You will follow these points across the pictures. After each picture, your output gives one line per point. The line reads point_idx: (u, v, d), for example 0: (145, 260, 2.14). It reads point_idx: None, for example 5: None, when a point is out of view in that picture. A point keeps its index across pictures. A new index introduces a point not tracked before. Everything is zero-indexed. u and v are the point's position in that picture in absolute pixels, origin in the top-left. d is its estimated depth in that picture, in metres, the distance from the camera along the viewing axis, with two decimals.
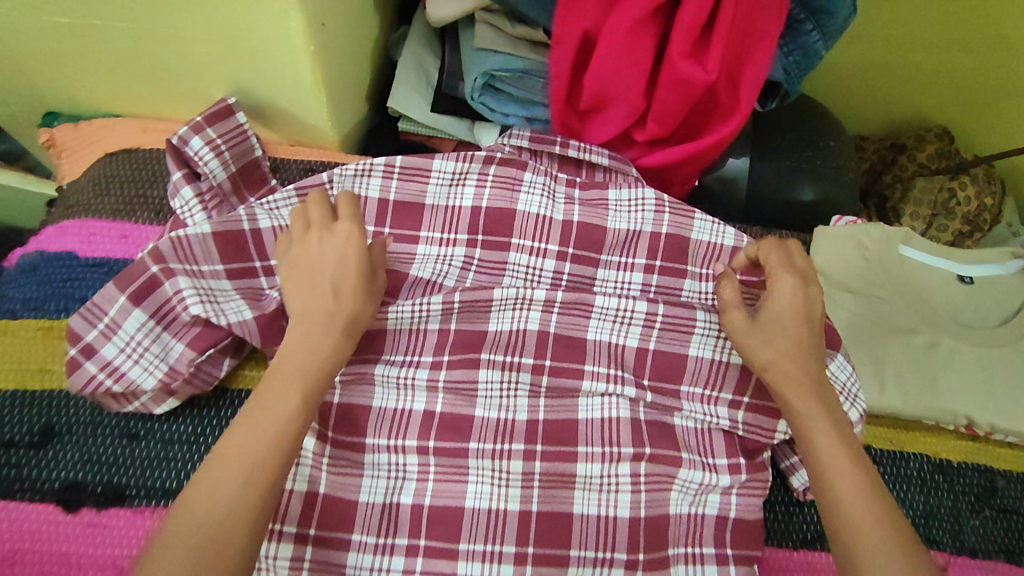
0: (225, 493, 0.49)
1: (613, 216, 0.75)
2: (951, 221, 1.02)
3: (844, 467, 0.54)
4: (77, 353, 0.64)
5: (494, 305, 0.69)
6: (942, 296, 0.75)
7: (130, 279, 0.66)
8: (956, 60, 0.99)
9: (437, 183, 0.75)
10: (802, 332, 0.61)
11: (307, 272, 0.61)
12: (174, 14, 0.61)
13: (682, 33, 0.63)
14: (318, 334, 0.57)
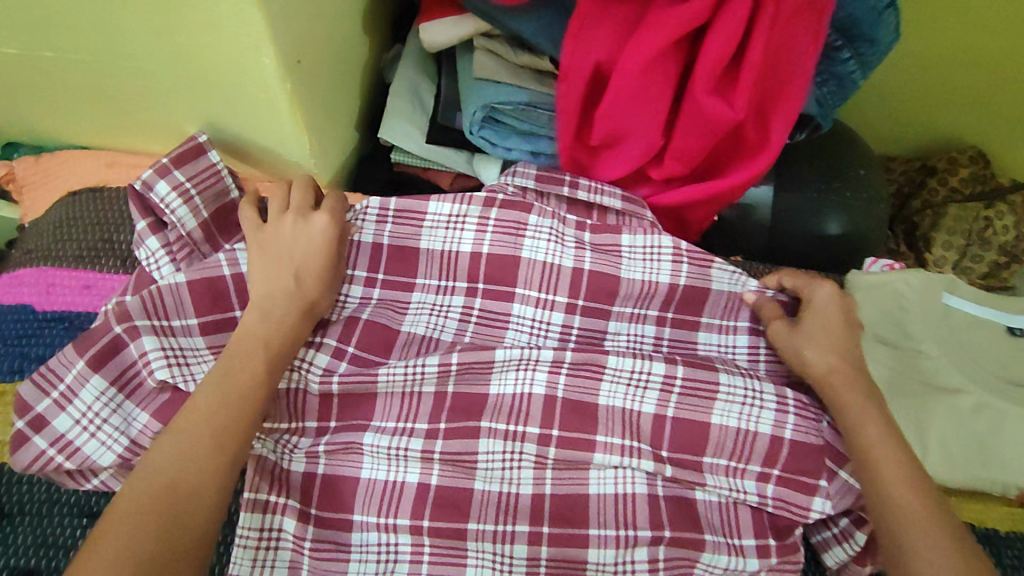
0: (193, 463, 0.49)
1: (626, 266, 0.67)
2: (986, 251, 0.95)
3: (890, 456, 0.53)
4: (25, 426, 0.57)
5: (496, 366, 0.62)
6: (991, 351, 0.68)
7: (91, 341, 0.59)
8: (998, 77, 0.91)
9: (433, 227, 0.67)
10: (844, 329, 0.60)
11: (275, 266, 0.59)
12: (132, 46, 0.54)
13: (707, 67, 0.55)
14: (274, 336, 0.57)
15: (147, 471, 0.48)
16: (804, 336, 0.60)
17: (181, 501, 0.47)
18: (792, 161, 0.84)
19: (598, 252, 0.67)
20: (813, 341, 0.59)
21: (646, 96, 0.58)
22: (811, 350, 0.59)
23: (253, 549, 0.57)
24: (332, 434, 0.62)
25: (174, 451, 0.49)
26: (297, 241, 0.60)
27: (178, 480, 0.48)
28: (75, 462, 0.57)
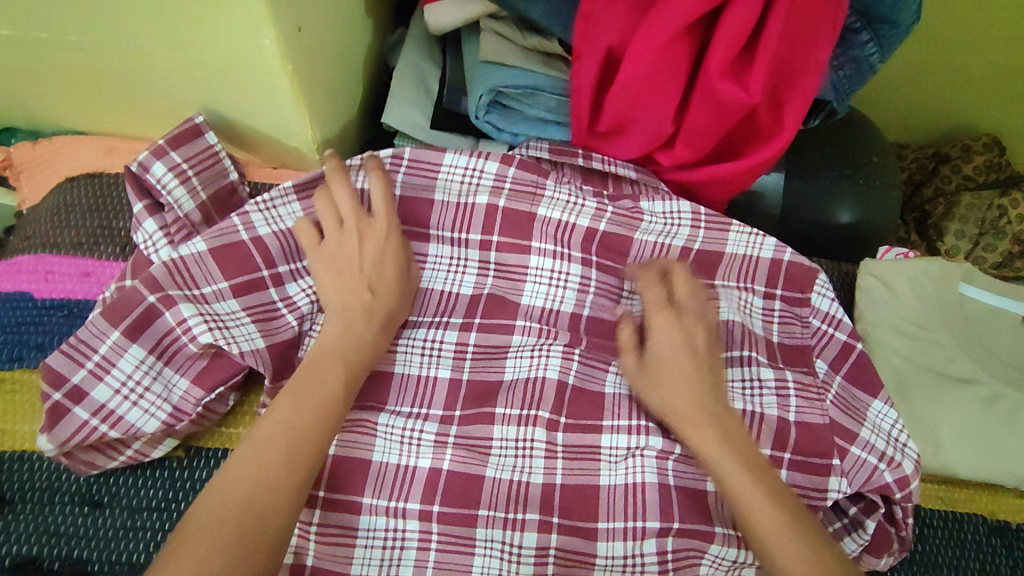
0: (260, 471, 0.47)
1: (643, 228, 0.66)
2: (1000, 240, 0.93)
3: (774, 526, 0.50)
4: (63, 398, 0.56)
5: (511, 352, 0.64)
6: (1005, 341, 0.66)
7: (124, 310, 0.57)
8: (1014, 62, 0.90)
9: (447, 178, 0.65)
10: (685, 374, 0.57)
11: (348, 279, 0.58)
12: (130, 28, 0.53)
13: (722, 50, 0.54)
14: (353, 349, 0.56)
15: (234, 472, 0.47)
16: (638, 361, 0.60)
17: (269, 506, 0.47)
18: (804, 148, 0.82)
19: (618, 212, 0.65)
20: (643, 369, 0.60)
21: (659, 80, 0.57)
22: (654, 393, 0.58)
23: None
24: (348, 409, 0.61)
25: (267, 454, 0.48)
26: (364, 248, 0.59)
27: (261, 485, 0.47)
28: (119, 431, 0.57)
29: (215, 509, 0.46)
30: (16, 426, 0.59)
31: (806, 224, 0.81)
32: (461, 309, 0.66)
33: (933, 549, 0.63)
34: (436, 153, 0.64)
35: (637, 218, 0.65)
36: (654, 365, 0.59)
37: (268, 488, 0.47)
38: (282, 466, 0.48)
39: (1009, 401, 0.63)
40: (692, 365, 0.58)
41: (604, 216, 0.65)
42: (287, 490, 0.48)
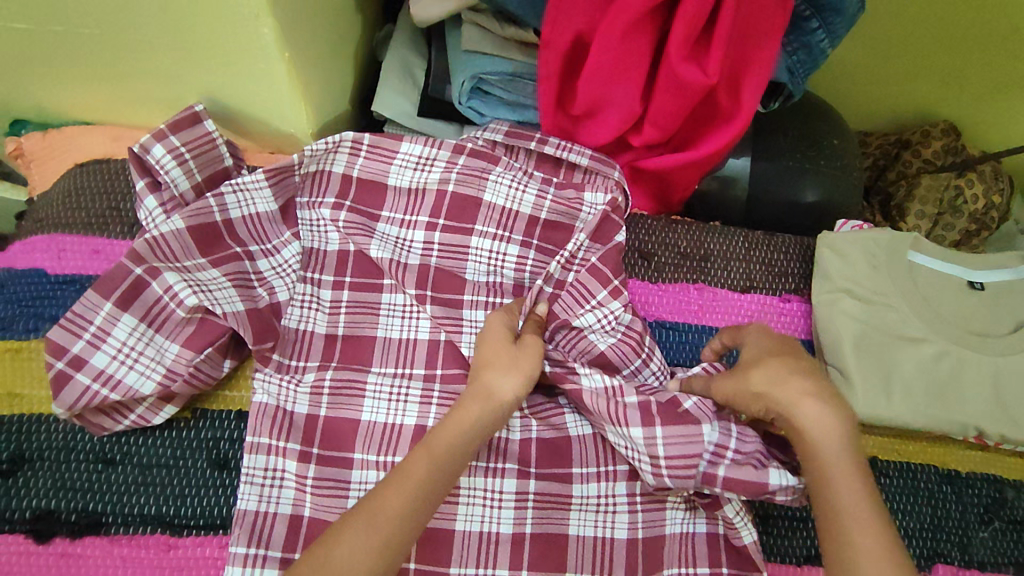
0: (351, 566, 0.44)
1: (583, 218, 0.72)
2: (958, 219, 0.99)
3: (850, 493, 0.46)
4: (65, 366, 0.60)
5: (465, 325, 0.69)
6: (952, 305, 0.71)
7: (113, 283, 0.62)
8: (966, 52, 0.96)
9: (402, 164, 0.72)
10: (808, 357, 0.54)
11: (503, 363, 0.57)
12: (137, 20, 0.57)
13: (681, 35, 0.59)
14: (475, 435, 0.53)
15: (353, 512, 0.47)
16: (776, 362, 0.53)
17: (361, 550, 0.45)
18: (766, 133, 0.87)
19: (557, 200, 0.72)
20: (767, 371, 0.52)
21: (624, 62, 0.62)
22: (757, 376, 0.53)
23: (257, 486, 0.60)
24: (335, 370, 0.66)
25: (405, 489, 0.48)
26: (516, 371, 0.56)
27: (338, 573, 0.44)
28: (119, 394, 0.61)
29: (349, 548, 0.45)
30: (33, 391, 0.63)
31: (773, 202, 0.86)
32: (413, 280, 0.70)
33: (889, 496, 0.68)
34: (394, 140, 0.71)
35: (575, 208, 0.72)
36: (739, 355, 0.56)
37: (383, 531, 0.46)
38: (409, 510, 0.48)
39: (954, 357, 0.69)
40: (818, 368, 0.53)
41: (545, 204, 0.72)
42: (383, 517, 0.47)
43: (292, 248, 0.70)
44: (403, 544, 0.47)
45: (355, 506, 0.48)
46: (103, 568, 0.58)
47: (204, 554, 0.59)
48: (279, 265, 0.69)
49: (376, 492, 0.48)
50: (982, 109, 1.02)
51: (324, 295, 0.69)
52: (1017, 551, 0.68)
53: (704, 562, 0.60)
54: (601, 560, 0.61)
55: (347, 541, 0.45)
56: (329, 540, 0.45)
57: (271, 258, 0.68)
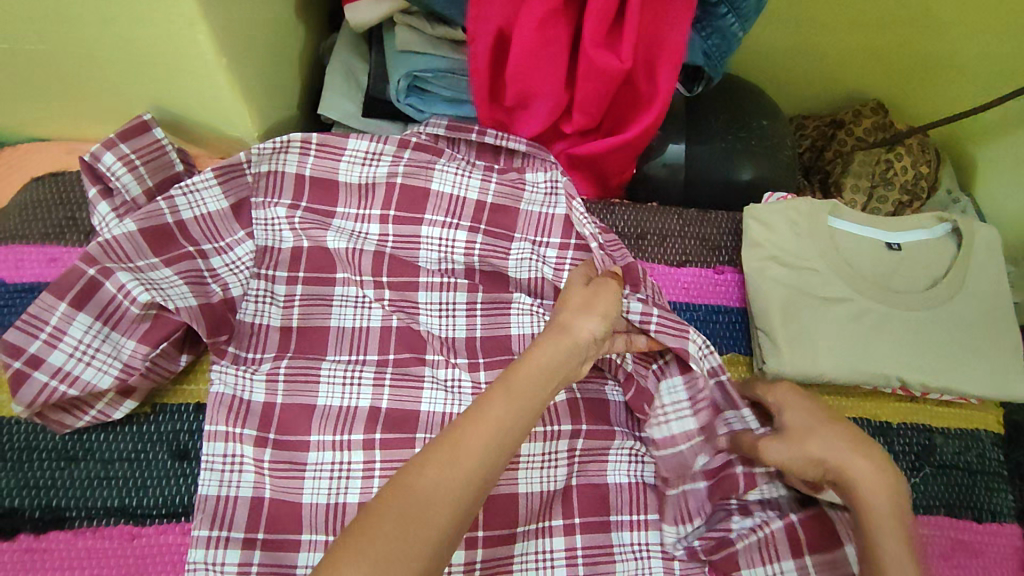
0: (449, 490, 0.46)
1: (526, 198, 0.76)
2: (890, 191, 1.03)
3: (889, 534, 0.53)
4: (22, 365, 0.62)
5: (421, 309, 0.72)
6: (872, 265, 0.77)
7: (67, 284, 0.64)
8: (887, 31, 1.01)
9: (350, 161, 0.74)
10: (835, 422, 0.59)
11: (581, 306, 0.61)
12: (77, 35, 0.60)
13: (593, 26, 0.64)
14: (559, 365, 0.56)
15: (436, 446, 0.48)
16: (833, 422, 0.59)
17: (446, 485, 0.46)
18: (698, 117, 0.92)
19: (501, 183, 0.76)
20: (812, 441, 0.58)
21: (545, 53, 0.66)
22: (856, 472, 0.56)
23: (218, 472, 0.63)
24: (290, 359, 0.68)
25: (491, 421, 0.50)
26: (594, 312, 0.60)
27: (419, 494, 0.46)
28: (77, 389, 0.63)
29: (434, 478, 0.46)
30: None
31: (708, 183, 0.91)
32: (368, 269, 0.73)
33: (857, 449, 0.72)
34: (342, 136, 0.74)
35: (518, 189, 0.76)
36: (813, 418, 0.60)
37: (467, 465, 0.47)
38: (490, 450, 0.49)
39: (877, 315, 0.73)
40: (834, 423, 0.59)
41: (490, 188, 0.76)
42: (469, 453, 0.48)
43: (246, 246, 0.72)
44: (486, 477, 0.48)
45: (437, 439, 0.49)
46: (69, 561, 0.60)
47: (168, 541, 0.61)
48: (232, 261, 0.71)
49: (459, 429, 0.49)
50: (909, 87, 1.07)
51: (278, 289, 0.71)
52: (948, 494, 0.72)
53: (654, 509, 0.67)
54: (544, 509, 0.66)
55: (434, 470, 0.47)
56: (417, 465, 0.47)
57: (224, 255, 0.71)
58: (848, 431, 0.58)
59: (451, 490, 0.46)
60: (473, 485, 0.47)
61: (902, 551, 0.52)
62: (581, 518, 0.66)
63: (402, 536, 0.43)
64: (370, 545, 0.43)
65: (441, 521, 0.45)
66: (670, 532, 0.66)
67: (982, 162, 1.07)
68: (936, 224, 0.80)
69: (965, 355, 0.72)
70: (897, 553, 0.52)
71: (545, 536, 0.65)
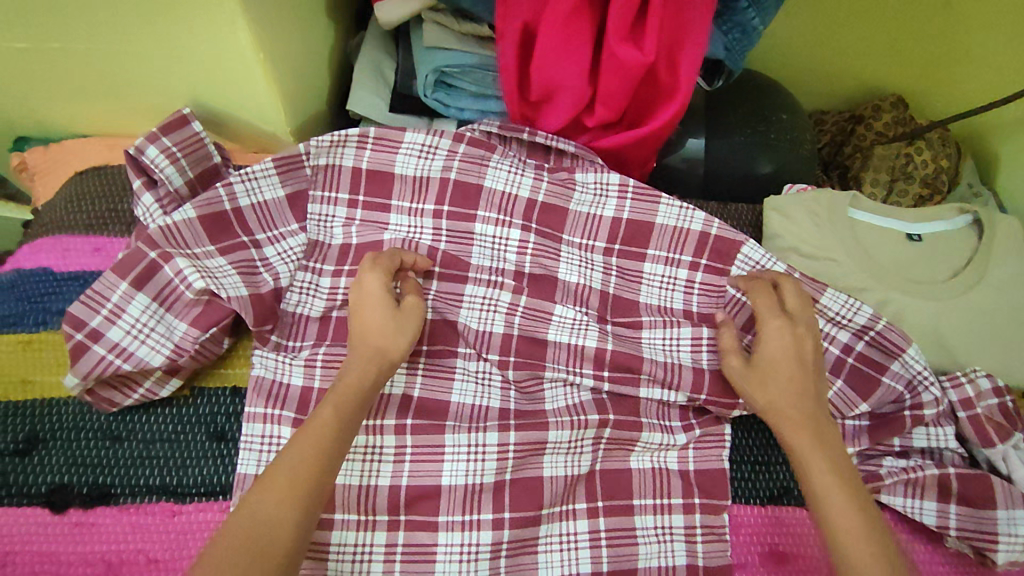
0: (284, 529, 0.49)
1: (576, 198, 0.77)
2: (910, 185, 1.04)
3: (835, 498, 0.55)
4: (84, 337, 0.66)
5: (464, 300, 0.73)
6: (894, 255, 0.78)
7: (129, 265, 0.68)
8: (904, 24, 1.01)
9: (407, 153, 0.76)
10: (797, 368, 0.63)
11: (386, 321, 0.62)
12: (125, 34, 0.62)
13: (617, 21, 0.65)
14: (365, 390, 0.59)
15: (270, 478, 0.51)
16: (793, 363, 0.63)
17: (279, 526, 0.49)
18: (718, 111, 0.93)
19: (553, 182, 0.76)
20: (773, 381, 0.63)
21: (570, 46, 0.67)
22: (766, 395, 0.63)
23: (256, 451, 0.66)
24: (327, 347, 0.70)
25: (312, 448, 0.53)
26: (405, 330, 0.63)
27: (257, 534, 0.48)
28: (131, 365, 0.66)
29: (269, 523, 0.49)
30: (44, 378, 0.68)
31: (729, 175, 0.92)
32: (421, 259, 0.74)
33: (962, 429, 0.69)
34: (398, 131, 0.76)
35: (570, 189, 0.77)
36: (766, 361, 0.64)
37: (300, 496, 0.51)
38: (318, 477, 0.52)
39: (897, 305, 0.74)
40: (800, 375, 0.63)
41: (542, 187, 0.77)
42: (303, 484, 0.51)
43: (298, 238, 0.75)
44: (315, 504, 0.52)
45: (259, 484, 0.51)
46: (115, 535, 0.62)
47: (206, 518, 0.64)
48: (284, 250, 0.74)
49: (279, 470, 0.51)
50: (929, 81, 1.07)
51: (323, 282, 0.73)
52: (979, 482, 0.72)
53: (678, 494, 0.69)
54: (569, 493, 0.67)
55: (268, 511, 0.49)
56: (252, 501, 0.50)
57: (277, 245, 0.74)
58: (801, 383, 0.62)
59: (286, 529, 0.49)
60: (304, 508, 0.51)
61: (852, 517, 0.54)
62: (604, 502, 0.68)
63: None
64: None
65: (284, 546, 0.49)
66: (693, 516, 0.68)
67: (1005, 154, 1.06)
68: (957, 215, 0.80)
69: (991, 344, 0.73)
70: (847, 519, 0.54)
71: (570, 519, 0.67)
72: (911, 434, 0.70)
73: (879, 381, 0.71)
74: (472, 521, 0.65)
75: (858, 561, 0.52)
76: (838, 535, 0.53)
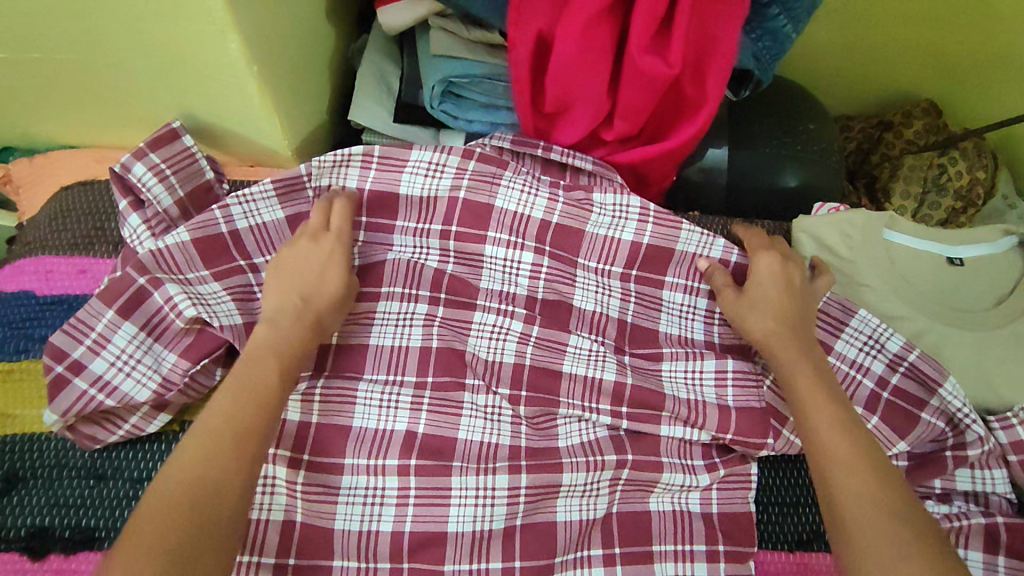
0: (217, 469, 0.49)
1: (593, 221, 0.71)
2: (943, 198, 0.98)
3: (828, 418, 0.56)
4: (64, 370, 0.62)
5: (472, 330, 0.68)
6: (936, 281, 0.72)
7: (115, 292, 0.64)
8: (939, 27, 0.94)
9: (413, 172, 0.70)
10: (787, 299, 0.65)
11: (313, 273, 0.62)
12: (108, 44, 0.58)
13: (640, 29, 0.60)
14: (284, 348, 0.58)
15: (201, 429, 0.51)
16: (783, 293, 0.65)
17: (220, 469, 0.49)
18: (741, 121, 0.87)
19: (568, 204, 0.71)
20: (762, 312, 0.64)
21: (589, 58, 0.62)
22: (757, 324, 0.64)
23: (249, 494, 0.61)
24: (326, 379, 0.66)
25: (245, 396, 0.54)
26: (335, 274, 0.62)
27: (206, 479, 0.49)
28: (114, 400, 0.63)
29: (209, 469, 0.49)
30: (25, 411, 0.64)
31: (753, 189, 0.87)
32: (427, 282, 0.69)
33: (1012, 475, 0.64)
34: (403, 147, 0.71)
35: (587, 211, 0.71)
36: (755, 291, 0.65)
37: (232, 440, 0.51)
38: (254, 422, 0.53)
39: (933, 337, 0.69)
40: (787, 306, 0.64)
41: (557, 209, 0.71)
42: (250, 441, 0.52)
43: None
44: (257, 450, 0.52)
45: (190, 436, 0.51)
46: None
47: None
48: None
49: (209, 416, 0.52)
50: (962, 87, 1.01)
51: None
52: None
53: (700, 540, 0.64)
54: (583, 538, 0.63)
55: (201, 453, 0.50)
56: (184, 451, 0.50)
57: None
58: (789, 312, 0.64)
59: (223, 471, 0.49)
60: (252, 459, 0.51)
61: (845, 438, 0.55)
62: (621, 549, 0.63)
63: (196, 532, 0.46)
64: (159, 541, 0.45)
65: (233, 500, 0.49)
66: (716, 565, 0.63)
67: None
68: (1000, 237, 0.75)
69: None
70: (839, 439, 0.55)
71: (584, 567, 0.63)
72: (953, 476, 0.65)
73: (919, 418, 0.67)
74: (480, 569, 0.62)
75: (847, 476, 0.52)
76: (831, 455, 0.54)
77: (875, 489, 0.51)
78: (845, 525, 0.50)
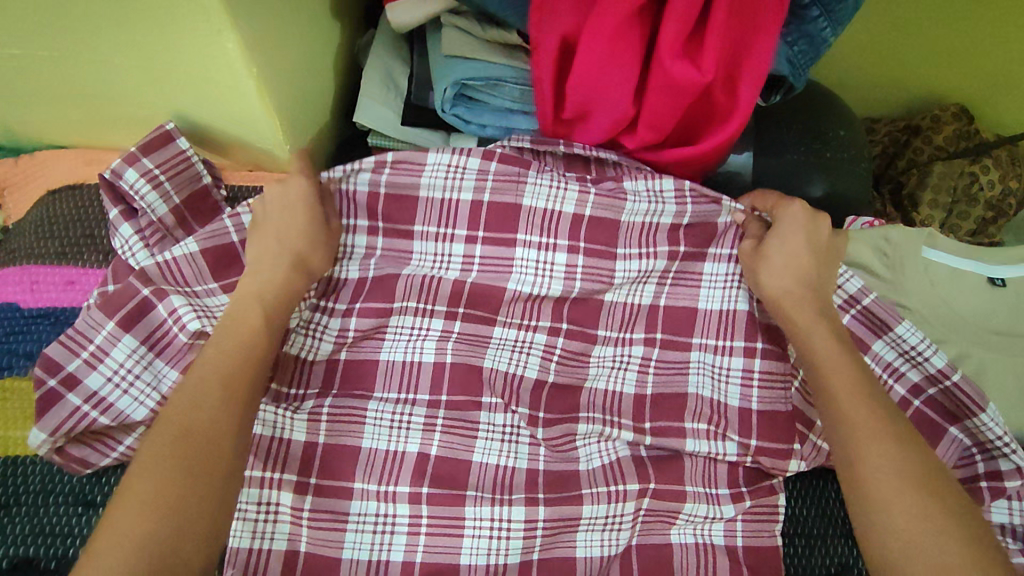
0: (211, 414, 0.49)
1: (629, 209, 0.66)
2: (973, 208, 0.93)
3: (845, 379, 0.53)
4: (57, 385, 0.58)
5: (493, 343, 0.65)
6: (974, 302, 0.68)
7: (117, 303, 0.59)
8: (978, 28, 0.89)
9: (432, 173, 0.64)
10: (808, 258, 0.60)
11: (286, 220, 0.59)
12: (94, 41, 0.53)
13: (672, 33, 0.55)
14: (269, 297, 0.57)
15: (192, 375, 0.51)
16: (806, 251, 0.60)
17: (216, 413, 0.50)
18: (767, 126, 0.83)
19: (601, 195, 0.65)
20: (778, 270, 0.60)
21: (616, 63, 0.58)
22: (774, 282, 0.60)
23: (251, 522, 0.58)
24: (334, 398, 0.62)
25: (234, 342, 0.54)
26: (305, 216, 0.60)
27: (196, 422, 0.49)
28: (109, 418, 0.59)
29: (205, 413, 0.49)
30: (10, 433, 0.61)
31: None
32: (444, 298, 0.65)
33: None
34: None
35: (619, 199, 0.65)
36: (772, 245, 0.61)
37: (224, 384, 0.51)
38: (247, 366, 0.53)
39: (976, 359, 0.67)
40: (805, 264, 0.60)
41: (589, 200, 0.65)
42: (239, 386, 0.51)
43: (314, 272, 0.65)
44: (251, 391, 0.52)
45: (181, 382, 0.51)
46: None
47: None
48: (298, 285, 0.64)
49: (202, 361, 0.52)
50: (995, 92, 0.97)
51: (333, 323, 0.64)
52: None
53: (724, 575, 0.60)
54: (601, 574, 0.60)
55: (194, 396, 0.50)
56: (179, 398, 0.50)
57: None
58: (807, 271, 0.60)
59: (217, 414, 0.50)
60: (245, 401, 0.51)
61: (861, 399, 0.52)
62: None
63: (194, 468, 0.47)
64: (162, 478, 0.45)
65: (229, 443, 0.49)
66: None
67: None
68: None
69: None
70: (856, 401, 0.52)
71: None
72: (990, 508, 0.61)
73: (945, 433, 0.63)
74: None
75: (862, 437, 0.50)
76: (846, 417, 0.52)
77: (891, 450, 0.49)
78: (862, 488, 0.49)
